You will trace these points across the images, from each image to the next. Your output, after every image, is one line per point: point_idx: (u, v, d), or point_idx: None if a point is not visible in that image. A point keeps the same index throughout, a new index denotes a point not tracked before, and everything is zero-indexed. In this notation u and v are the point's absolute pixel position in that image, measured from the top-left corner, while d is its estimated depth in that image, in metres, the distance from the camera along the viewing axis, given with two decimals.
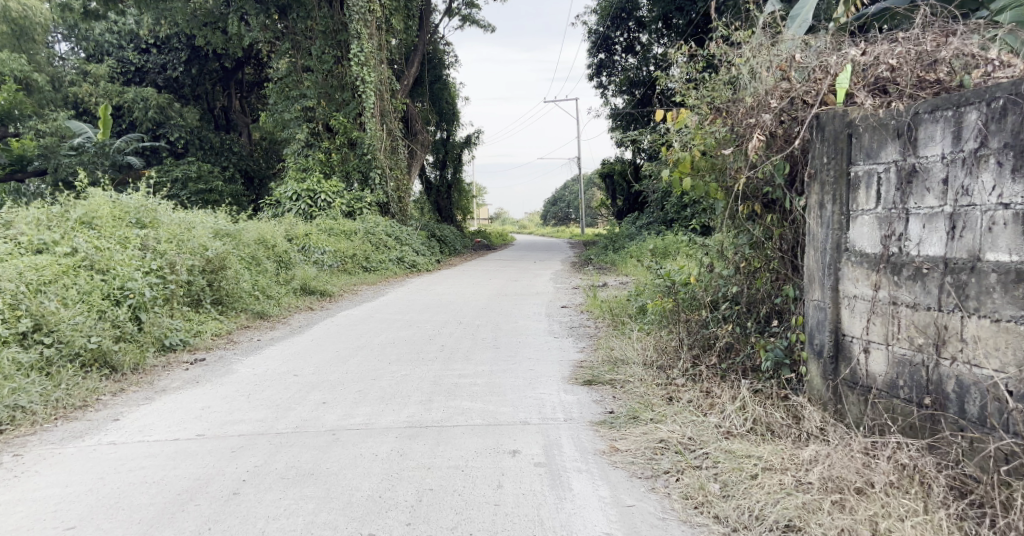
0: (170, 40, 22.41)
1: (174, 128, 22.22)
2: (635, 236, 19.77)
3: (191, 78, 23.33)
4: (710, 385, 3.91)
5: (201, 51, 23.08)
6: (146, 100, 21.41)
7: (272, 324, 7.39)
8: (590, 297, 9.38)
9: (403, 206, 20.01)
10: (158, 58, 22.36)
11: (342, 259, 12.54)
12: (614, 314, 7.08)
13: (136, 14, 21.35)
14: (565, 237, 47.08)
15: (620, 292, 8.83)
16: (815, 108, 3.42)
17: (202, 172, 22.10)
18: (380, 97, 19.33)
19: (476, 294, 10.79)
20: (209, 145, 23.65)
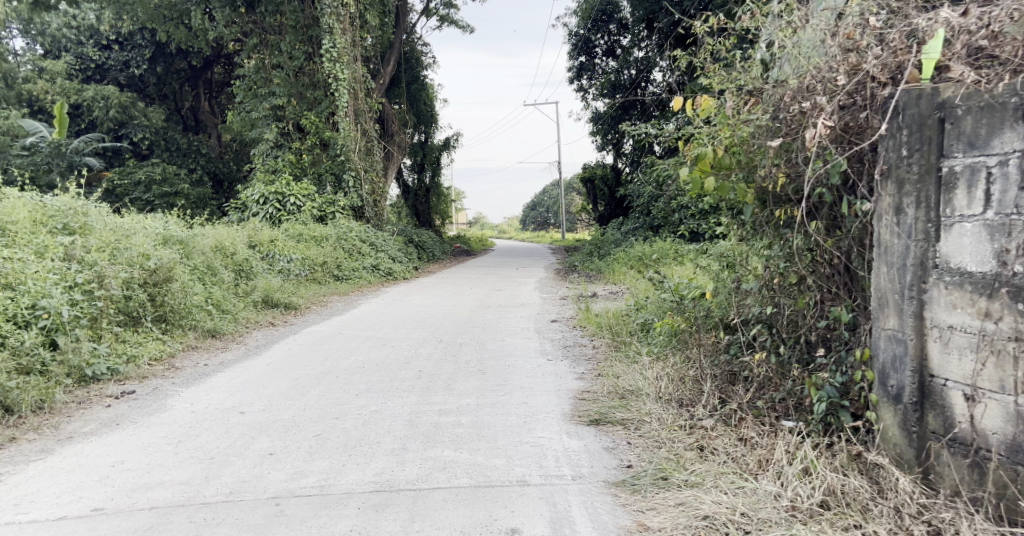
0: (134, 37, 21.45)
1: (137, 129, 21.37)
2: (621, 242, 19.09)
3: (156, 76, 22.42)
4: (750, 435, 3.23)
5: (167, 47, 22.08)
6: (107, 99, 20.53)
7: (225, 344, 6.54)
8: (582, 311, 8.63)
9: (379, 210, 19.13)
10: (119, 55, 21.38)
11: (312, 268, 11.71)
12: (613, 330, 6.34)
13: (98, 8, 20.40)
14: (548, 242, 46.43)
15: (616, 305, 8.09)
16: (903, 85, 2.66)
17: (167, 174, 21.05)
18: (354, 95, 18.52)
19: (458, 306, 10.01)
20: (176, 146, 22.76)
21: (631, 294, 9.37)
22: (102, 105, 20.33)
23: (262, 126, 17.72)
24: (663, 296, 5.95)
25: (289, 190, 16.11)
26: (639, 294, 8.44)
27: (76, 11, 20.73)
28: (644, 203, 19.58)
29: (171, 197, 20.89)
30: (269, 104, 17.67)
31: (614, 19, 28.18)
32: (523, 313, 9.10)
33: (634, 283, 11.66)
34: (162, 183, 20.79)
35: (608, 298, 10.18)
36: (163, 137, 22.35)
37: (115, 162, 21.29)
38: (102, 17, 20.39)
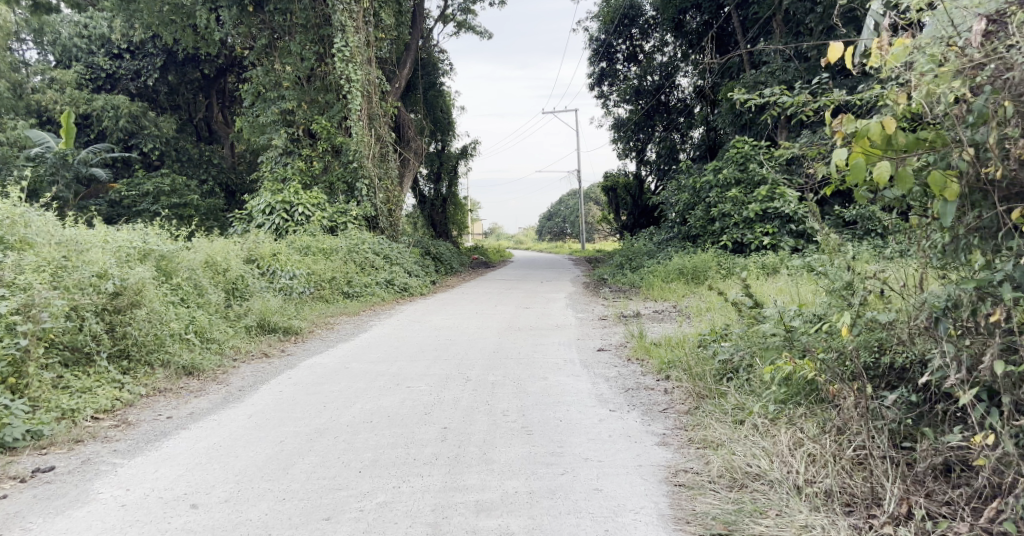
0: (145, 45, 20.45)
1: (148, 138, 20.38)
2: (654, 255, 17.80)
3: (167, 85, 21.47)
4: None
5: (178, 54, 21.10)
6: (117, 109, 19.59)
7: (202, 384, 5.29)
8: (633, 336, 7.27)
9: (394, 221, 17.88)
10: (130, 64, 20.36)
11: (318, 284, 10.47)
12: (689, 368, 5.05)
13: (109, 15, 19.53)
14: (566, 253, 45.08)
15: (678, 331, 6.74)
16: None
17: (176, 185, 20.03)
18: (368, 98, 17.29)
19: (483, 329, 8.73)
20: (187, 156, 21.81)
21: (692, 319, 8.02)
22: (112, 115, 19.37)
23: (272, 132, 16.61)
24: (754, 329, 4.66)
25: (297, 199, 14.88)
26: (707, 321, 7.09)
27: (88, 19, 19.90)
28: (678, 212, 18.31)
29: (181, 209, 19.85)
30: (277, 109, 16.47)
31: (637, 23, 26.98)
32: (560, 338, 7.82)
33: (684, 305, 10.31)
34: (171, 194, 19.80)
35: (660, 321, 8.85)
36: (174, 147, 21.43)
37: (124, 173, 20.47)
38: (113, 24, 19.49)
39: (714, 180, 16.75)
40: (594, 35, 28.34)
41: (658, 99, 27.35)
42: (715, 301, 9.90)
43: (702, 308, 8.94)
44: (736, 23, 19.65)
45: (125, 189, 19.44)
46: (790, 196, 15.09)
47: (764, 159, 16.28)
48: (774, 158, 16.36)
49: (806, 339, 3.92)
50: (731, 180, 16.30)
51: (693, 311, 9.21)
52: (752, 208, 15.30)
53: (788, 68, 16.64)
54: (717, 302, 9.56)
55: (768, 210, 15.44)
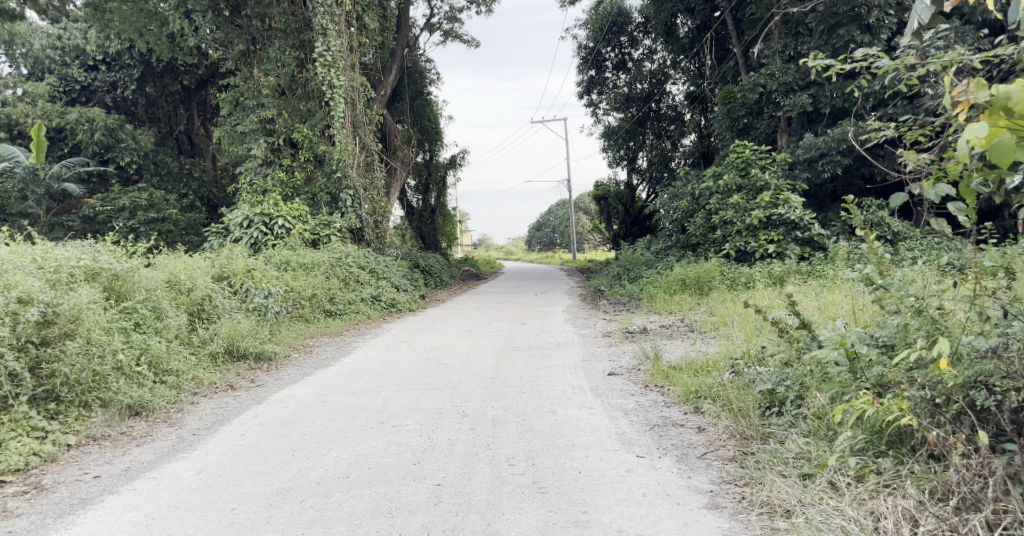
0: (122, 56, 19.55)
1: (124, 152, 19.46)
2: (653, 265, 17.11)
3: (144, 97, 20.59)
4: None
5: (157, 65, 20.29)
6: (92, 122, 18.70)
7: (149, 426, 4.49)
8: (648, 356, 6.52)
9: (380, 233, 17.02)
10: (106, 76, 19.46)
11: (297, 302, 9.62)
12: (728, 402, 4.36)
13: (83, 25, 18.70)
14: (558, 263, 44.40)
15: (703, 354, 5.98)
16: None
17: (154, 199, 19.16)
18: (352, 105, 16.46)
19: (479, 349, 7.95)
20: (167, 170, 20.96)
21: (714, 339, 7.25)
22: (86, 127, 18.45)
23: (251, 142, 15.88)
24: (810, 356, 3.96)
25: (277, 210, 14.01)
26: (739, 343, 6.29)
27: (60, 30, 19.03)
28: (676, 220, 17.63)
29: (159, 224, 18.96)
30: (256, 117, 15.91)
31: (625, 31, 26.47)
32: (564, 360, 7.08)
33: (696, 322, 9.53)
34: (148, 209, 18.92)
35: (677, 339, 8.07)
36: (153, 160, 20.56)
37: (99, 188, 19.57)
38: (88, 35, 18.67)
39: (714, 187, 16.11)
40: (583, 43, 27.69)
41: (650, 107, 26.78)
42: (730, 317, 9.15)
43: (722, 326, 8.18)
44: (730, 27, 19.09)
45: (100, 204, 18.56)
46: (795, 202, 14.44)
47: (765, 165, 15.64)
48: (775, 163, 15.75)
49: (892, 372, 3.29)
50: (731, 186, 15.65)
51: (711, 329, 8.44)
52: (756, 214, 14.64)
53: (788, 70, 15.98)
54: (736, 318, 8.79)
55: (772, 217, 14.78)
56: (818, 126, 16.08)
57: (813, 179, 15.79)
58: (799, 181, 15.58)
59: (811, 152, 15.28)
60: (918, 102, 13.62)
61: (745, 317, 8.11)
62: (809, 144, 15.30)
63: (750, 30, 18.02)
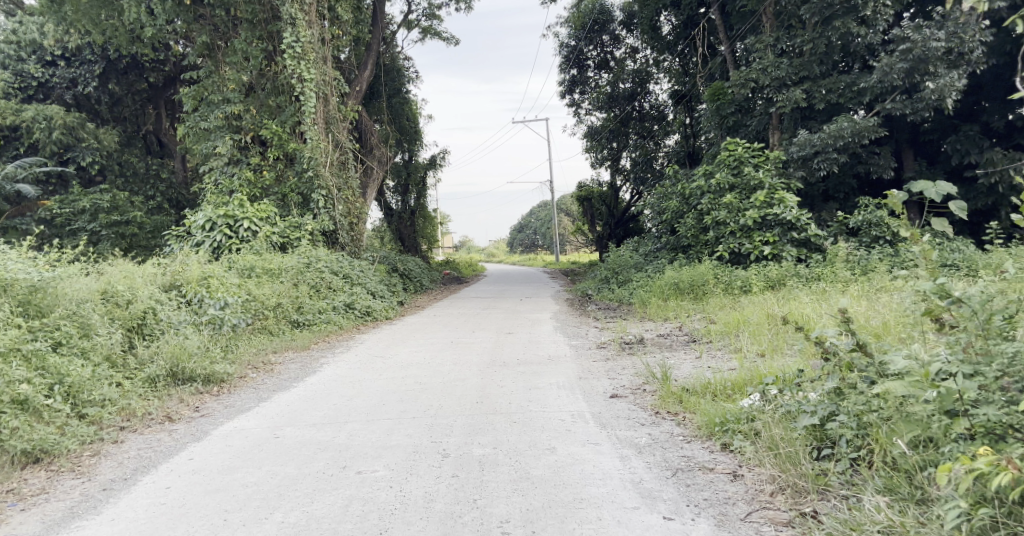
0: (82, 51, 18.42)
1: (86, 151, 18.28)
2: (643, 268, 16.39)
3: (108, 95, 19.37)
4: None
5: (120, 60, 19.08)
6: (50, 120, 17.51)
7: (49, 480, 3.75)
8: (655, 374, 5.81)
9: (356, 236, 16.02)
10: (66, 72, 18.28)
11: (259, 312, 8.68)
12: (766, 442, 3.70)
13: (40, 18, 17.59)
14: (541, 266, 43.54)
15: (721, 375, 5.26)
16: None
17: (117, 201, 18.07)
18: (323, 100, 15.45)
19: (462, 366, 7.15)
20: (132, 171, 19.83)
21: (729, 356, 6.48)
22: (44, 126, 17.25)
23: (215, 139, 14.97)
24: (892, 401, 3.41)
25: (242, 211, 12.99)
26: (763, 363, 5.52)
27: (16, 22, 17.84)
28: (666, 221, 16.95)
29: (122, 228, 17.86)
30: (221, 112, 14.96)
31: (608, 29, 25.66)
32: (557, 379, 6.33)
33: (699, 332, 8.77)
34: (110, 212, 17.83)
35: (684, 352, 7.31)
36: (117, 161, 19.41)
37: (58, 190, 18.41)
38: (45, 28, 17.49)
39: (705, 186, 15.48)
40: (564, 41, 26.84)
41: (634, 106, 26.09)
42: (737, 328, 8.41)
43: (733, 339, 7.41)
44: (718, 21, 18.43)
45: (58, 206, 17.42)
46: (791, 201, 13.80)
47: (758, 163, 14.98)
48: (769, 161, 15.11)
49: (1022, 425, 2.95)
50: (724, 185, 15.03)
51: (719, 340, 7.68)
52: (751, 215, 13.98)
53: (781, 64, 15.34)
54: (745, 329, 8.04)
55: (767, 217, 14.13)
56: (812, 123, 15.46)
57: (808, 178, 15.17)
58: (793, 180, 14.96)
59: (806, 149, 14.66)
60: (918, 97, 13.04)
61: (758, 327, 7.35)
62: (804, 141, 14.68)
63: (740, 24, 17.35)
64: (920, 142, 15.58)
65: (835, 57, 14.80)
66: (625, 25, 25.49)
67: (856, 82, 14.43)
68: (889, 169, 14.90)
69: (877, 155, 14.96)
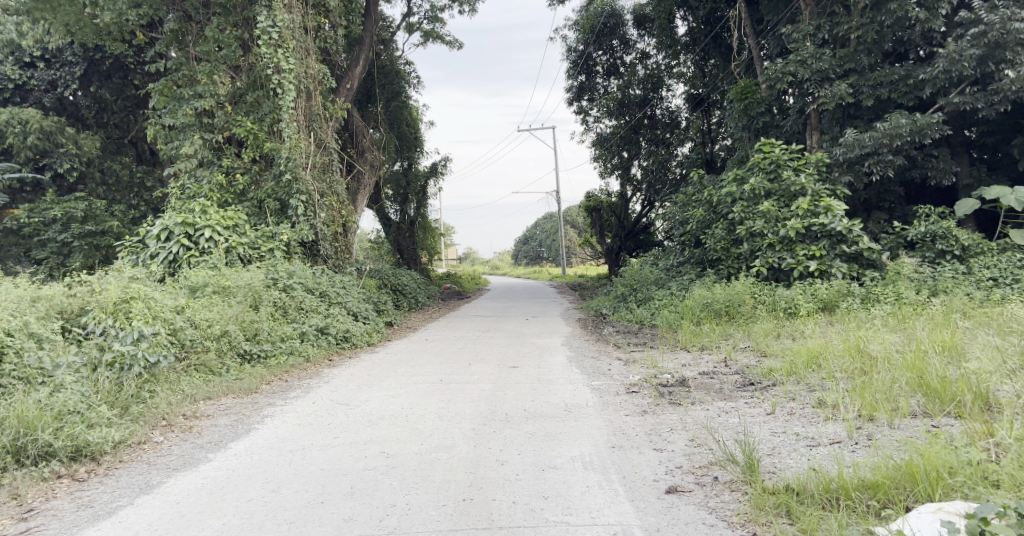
0: (63, 52, 16.39)
1: (64, 158, 16.01)
2: (665, 284, 14.57)
3: (89, 97, 17.22)
4: None
5: (103, 61, 16.95)
6: (26, 123, 15.40)
7: None
8: (736, 458, 4.03)
9: (341, 248, 13.97)
10: (44, 74, 16.25)
11: (197, 345, 6.81)
12: None
13: (17, 16, 15.43)
14: (546, 279, 41.85)
15: (847, 471, 3.57)
16: None
17: (93, 209, 16.10)
18: (307, 95, 13.60)
19: (451, 421, 5.42)
20: (115, 178, 17.23)
21: (828, 425, 4.71)
22: (17, 130, 15.14)
23: (181, 139, 12.99)
24: None
25: (204, 219, 10.95)
26: (908, 449, 3.75)
27: None
28: (690, 232, 15.20)
29: (97, 238, 15.97)
30: (189, 108, 12.92)
31: (618, 33, 23.91)
32: (580, 451, 4.61)
33: (761, 376, 6.94)
34: (85, 221, 15.91)
35: (751, 409, 5.49)
36: (100, 167, 17.02)
37: (30, 197, 16.48)
38: (24, 27, 15.47)
39: (737, 193, 13.87)
40: (571, 45, 24.99)
41: (648, 114, 24.28)
42: (811, 373, 6.69)
43: (820, 393, 5.62)
44: (746, 14, 16.71)
45: (26, 215, 15.48)
46: (841, 210, 12.23)
47: (799, 166, 13.33)
48: (811, 164, 13.44)
49: None
50: (760, 191, 13.40)
51: (795, 393, 5.88)
52: (793, 225, 12.41)
53: (823, 55, 13.62)
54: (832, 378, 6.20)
55: (811, 227, 12.55)
56: (858, 122, 13.72)
57: (854, 183, 13.54)
58: (839, 186, 13.31)
59: (854, 150, 13.04)
60: (993, 88, 11.41)
61: (854, 379, 5.66)
62: (852, 140, 13.07)
63: (772, 15, 15.56)
64: (976, 144, 13.89)
65: (885, 47, 13.12)
66: (638, 26, 23.65)
67: (911, 74, 12.82)
68: (948, 174, 13.22)
69: (935, 159, 13.27)
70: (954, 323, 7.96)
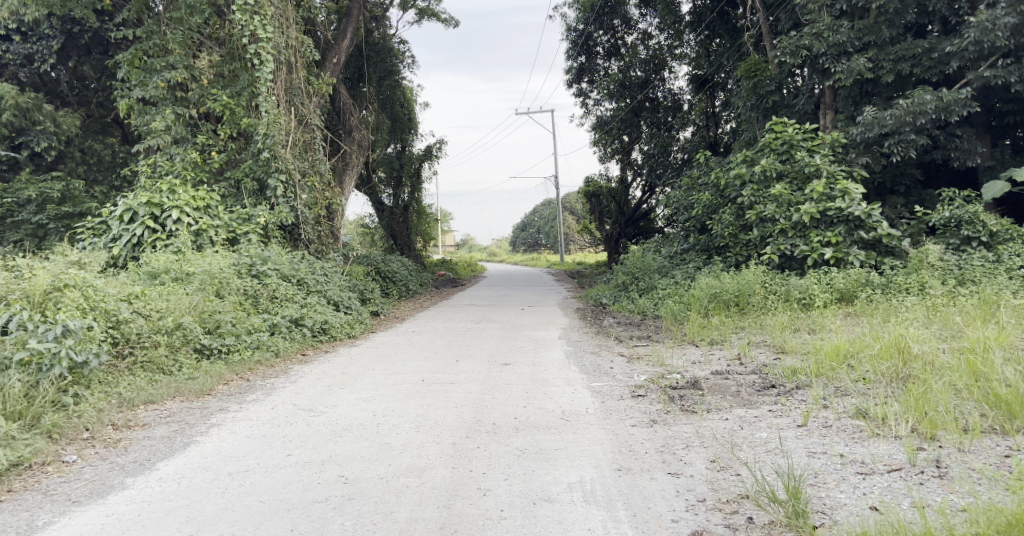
0: (39, 24, 14.90)
1: (42, 136, 14.72)
2: (669, 273, 13.75)
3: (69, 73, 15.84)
4: None
5: (81, 35, 15.47)
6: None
7: None
8: (779, 497, 3.28)
9: (324, 232, 13.11)
10: (19, 47, 14.80)
11: (146, 340, 5.95)
12: None
13: None
14: (542, 267, 41.05)
15: (942, 528, 2.84)
16: None
17: (72, 190, 14.93)
18: (289, 69, 12.75)
19: (429, 434, 4.66)
20: (97, 158, 16.11)
21: (880, 444, 3.96)
22: None
23: (152, 112, 11.92)
24: None
25: (172, 198, 10.05)
26: (1011, 493, 3.03)
27: None
28: (695, 217, 14.37)
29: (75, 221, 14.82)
30: (161, 79, 11.82)
31: (619, 12, 22.70)
32: (579, 474, 3.87)
33: (783, 378, 6.17)
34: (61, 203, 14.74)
35: (780, 422, 4.72)
36: (80, 145, 15.77)
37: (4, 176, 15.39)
38: None
39: (747, 175, 13.04)
40: (571, 25, 23.96)
41: (649, 96, 23.36)
42: (839, 373, 5.98)
43: (863, 403, 4.86)
44: None
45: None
46: (859, 193, 11.44)
47: (813, 147, 12.51)
48: (825, 145, 12.62)
49: None
50: (771, 173, 12.59)
51: (830, 403, 5.12)
52: (806, 209, 11.59)
53: (840, 27, 12.77)
54: (869, 383, 5.44)
55: (827, 212, 11.73)
56: (876, 100, 12.96)
57: (872, 165, 12.78)
58: (856, 167, 12.54)
59: (873, 129, 12.28)
60: None
61: (901, 385, 4.95)
62: (870, 119, 12.31)
63: None
64: (1000, 123, 13.16)
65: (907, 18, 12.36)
66: (641, 6, 22.44)
67: (935, 48, 12.14)
68: (972, 156, 12.51)
69: (958, 139, 12.57)
70: (995, 320, 7.24)
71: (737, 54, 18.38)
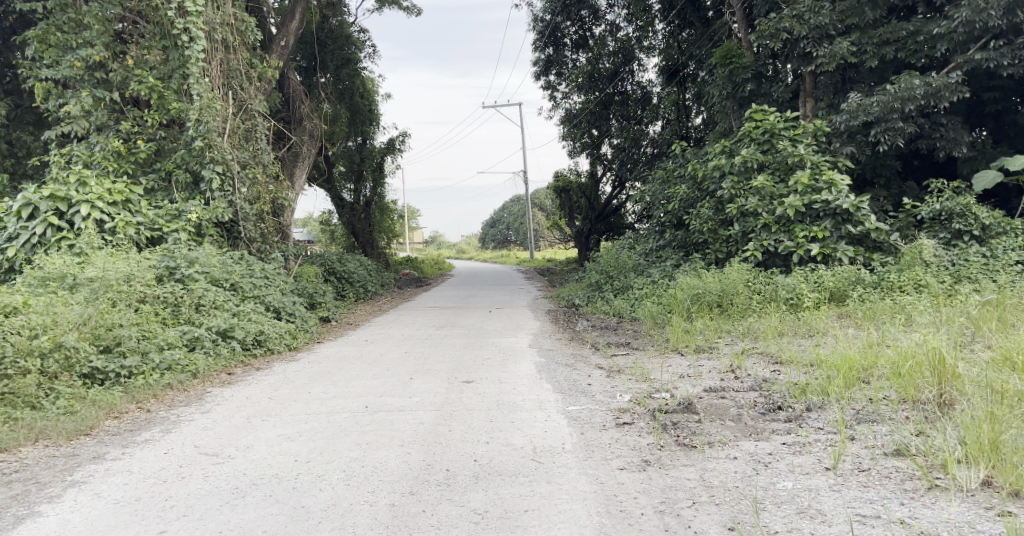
0: None
1: None
2: (646, 272, 12.83)
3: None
4: None
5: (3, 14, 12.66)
6: None
7: None
8: None
9: (269, 229, 11.86)
10: None
11: (8, 367, 4.91)
12: None
13: None
14: (513, 264, 39.96)
15: None
16: None
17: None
18: (225, 49, 11.48)
19: (363, 492, 3.61)
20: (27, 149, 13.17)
21: (953, 508, 3.07)
22: None
23: (67, 96, 10.68)
24: None
25: (83, 192, 8.79)
26: None
27: None
28: (671, 212, 13.45)
29: None
30: (76, 58, 10.52)
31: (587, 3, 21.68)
32: None
33: (791, 397, 5.19)
34: None
35: (806, 463, 3.75)
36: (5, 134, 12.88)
37: None
38: None
39: (726, 166, 12.16)
40: (538, 15, 22.86)
41: (618, 90, 22.47)
42: (859, 391, 5.07)
43: (905, 436, 3.92)
44: None
45: None
46: (847, 184, 10.63)
47: (795, 136, 11.68)
48: (808, 133, 11.80)
49: None
50: (751, 164, 11.72)
51: (861, 434, 4.16)
52: (791, 202, 10.75)
53: (821, 8, 11.94)
54: (902, 408, 4.50)
55: (812, 205, 10.92)
56: (859, 86, 12.19)
57: (857, 155, 12.00)
58: (840, 157, 11.75)
59: (857, 117, 11.51)
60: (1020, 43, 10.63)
61: (954, 414, 4.03)
62: (855, 106, 11.55)
63: None
64: (984, 112, 12.50)
65: None
66: None
67: (921, 30, 11.44)
68: (959, 144, 11.83)
69: (944, 127, 11.86)
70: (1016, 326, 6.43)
71: (711, 43, 17.52)
